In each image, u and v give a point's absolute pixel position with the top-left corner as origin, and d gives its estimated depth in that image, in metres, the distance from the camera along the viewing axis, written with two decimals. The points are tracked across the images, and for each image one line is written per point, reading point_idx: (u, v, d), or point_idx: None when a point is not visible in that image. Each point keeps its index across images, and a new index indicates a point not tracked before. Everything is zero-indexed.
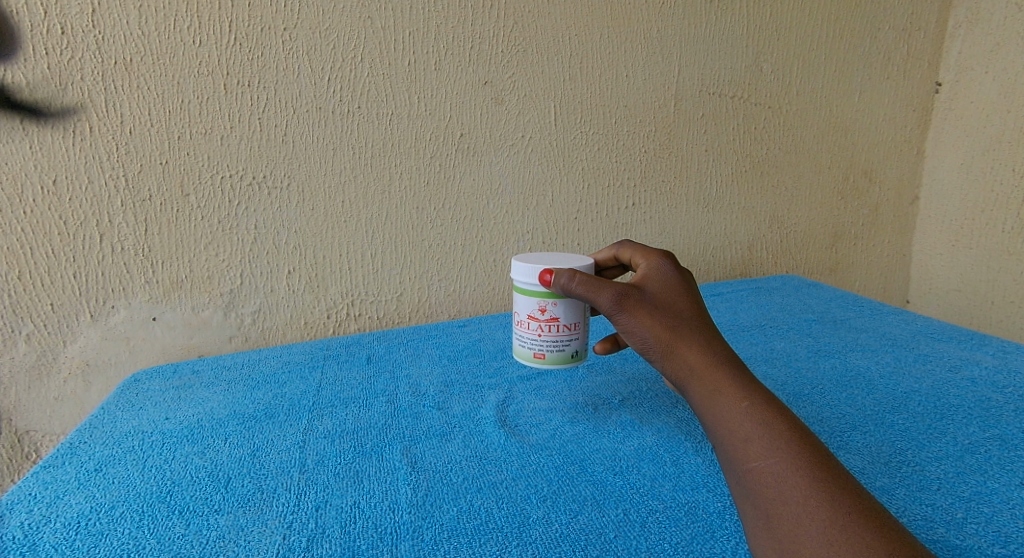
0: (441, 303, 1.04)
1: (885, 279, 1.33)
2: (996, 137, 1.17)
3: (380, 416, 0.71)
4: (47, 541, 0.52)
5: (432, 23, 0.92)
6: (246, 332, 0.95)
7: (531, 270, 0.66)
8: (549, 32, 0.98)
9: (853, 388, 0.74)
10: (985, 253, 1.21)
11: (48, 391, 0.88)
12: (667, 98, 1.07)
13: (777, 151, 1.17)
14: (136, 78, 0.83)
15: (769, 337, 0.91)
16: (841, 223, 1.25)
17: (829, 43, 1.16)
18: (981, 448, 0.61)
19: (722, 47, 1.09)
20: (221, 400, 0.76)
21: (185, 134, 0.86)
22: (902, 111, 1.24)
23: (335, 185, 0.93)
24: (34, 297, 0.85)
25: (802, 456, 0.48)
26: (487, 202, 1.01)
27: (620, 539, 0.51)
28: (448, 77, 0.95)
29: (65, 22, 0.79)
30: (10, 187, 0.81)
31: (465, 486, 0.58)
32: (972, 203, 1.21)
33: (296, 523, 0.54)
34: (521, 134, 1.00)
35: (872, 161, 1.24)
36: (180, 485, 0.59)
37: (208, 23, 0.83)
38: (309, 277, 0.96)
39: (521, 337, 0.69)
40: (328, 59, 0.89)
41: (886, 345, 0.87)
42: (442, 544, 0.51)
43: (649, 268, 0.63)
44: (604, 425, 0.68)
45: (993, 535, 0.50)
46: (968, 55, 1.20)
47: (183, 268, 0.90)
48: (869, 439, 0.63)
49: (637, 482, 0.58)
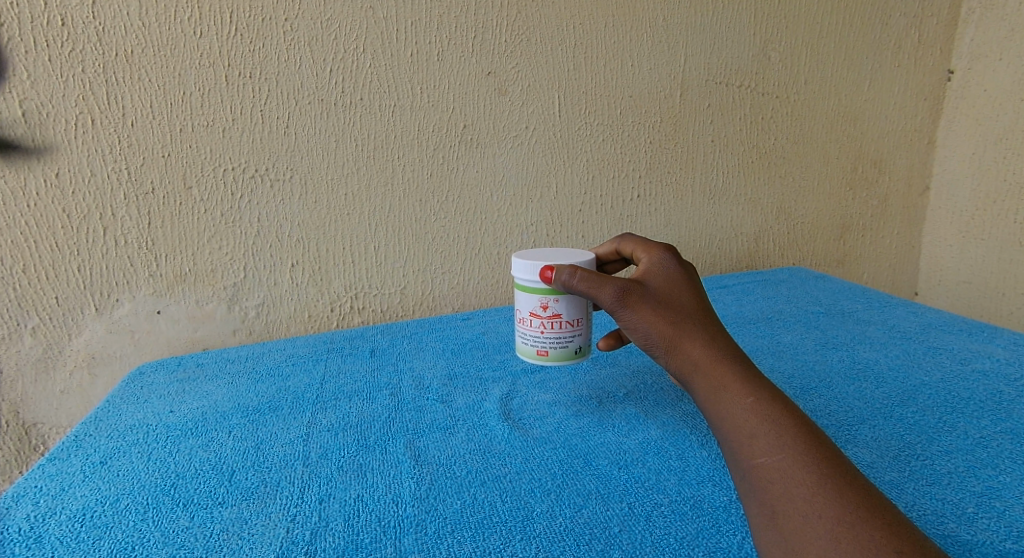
0: (446, 295, 1.04)
1: (895, 271, 1.31)
2: (1008, 126, 1.15)
3: (383, 409, 0.70)
4: (52, 533, 0.52)
5: (434, 13, 0.91)
6: (250, 326, 0.95)
7: (531, 266, 0.65)
8: (552, 21, 0.97)
9: (861, 381, 0.73)
10: (996, 244, 1.19)
11: (55, 384, 0.88)
12: (673, 88, 1.06)
13: (784, 140, 1.15)
14: (138, 71, 0.82)
15: (775, 330, 0.90)
16: (849, 214, 1.24)
17: (838, 30, 1.14)
18: (992, 441, 0.60)
19: (729, 35, 1.07)
20: (225, 393, 0.76)
21: (186, 126, 0.85)
22: (912, 99, 1.22)
23: (338, 177, 0.93)
24: (39, 290, 0.85)
25: (809, 451, 0.47)
26: (491, 194, 1.01)
27: (625, 534, 0.50)
28: (451, 67, 0.94)
29: (65, 14, 0.78)
30: (13, 180, 0.80)
31: (467, 480, 0.57)
32: (985, 192, 1.19)
33: (299, 516, 0.53)
34: (525, 125, 0.99)
35: (881, 151, 1.23)
36: (184, 478, 0.59)
37: (208, 14, 0.83)
38: (312, 270, 0.96)
39: (523, 334, 0.69)
40: (329, 50, 0.88)
41: (895, 337, 0.86)
42: (446, 537, 0.50)
43: (651, 263, 0.62)
44: (608, 419, 0.67)
45: (1006, 531, 0.49)
46: (980, 42, 1.17)
47: (188, 261, 0.90)
48: (878, 433, 0.62)
49: (642, 476, 0.57)
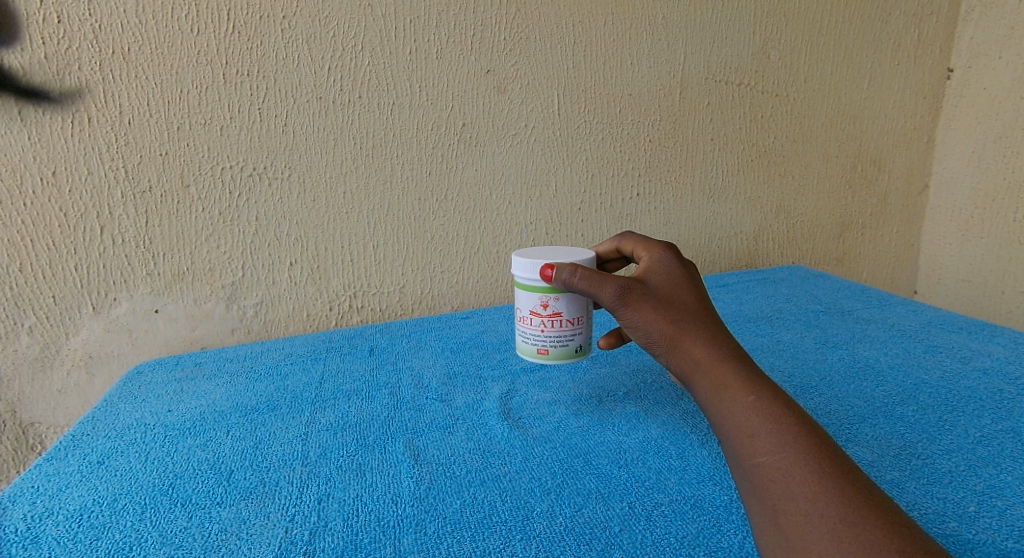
0: (445, 294, 1.03)
1: (894, 269, 1.31)
2: (1008, 125, 1.15)
3: (382, 409, 0.70)
4: (49, 533, 0.52)
5: (433, 11, 0.91)
6: (248, 325, 0.95)
7: (532, 265, 0.65)
8: (552, 19, 0.96)
9: (861, 380, 0.73)
10: (995, 242, 1.19)
11: (52, 383, 0.88)
12: (673, 86, 1.06)
13: (784, 138, 1.15)
14: (135, 68, 0.82)
15: (774, 329, 0.90)
16: (849, 213, 1.24)
17: (838, 28, 1.13)
18: (993, 440, 0.60)
19: (729, 33, 1.07)
20: (223, 392, 0.76)
21: (184, 124, 0.85)
22: (912, 97, 1.22)
23: (337, 175, 0.92)
24: (36, 289, 0.84)
25: (810, 451, 0.47)
26: (490, 192, 1.00)
27: (626, 534, 0.50)
28: (450, 65, 0.93)
29: (61, 11, 0.78)
30: (10, 178, 0.80)
31: (467, 480, 0.57)
32: (984, 191, 1.19)
33: (298, 516, 0.53)
34: (524, 123, 0.99)
35: (881, 149, 1.23)
36: (182, 478, 0.59)
37: (206, 11, 0.82)
38: (311, 269, 0.95)
39: (523, 333, 0.68)
40: (328, 48, 0.88)
41: (895, 336, 0.86)
42: (446, 537, 0.50)
43: (651, 261, 0.62)
44: (608, 418, 0.67)
45: (1008, 530, 0.49)
46: (980, 40, 1.17)
47: (186, 259, 0.89)
48: (878, 432, 0.62)
49: (642, 476, 0.57)
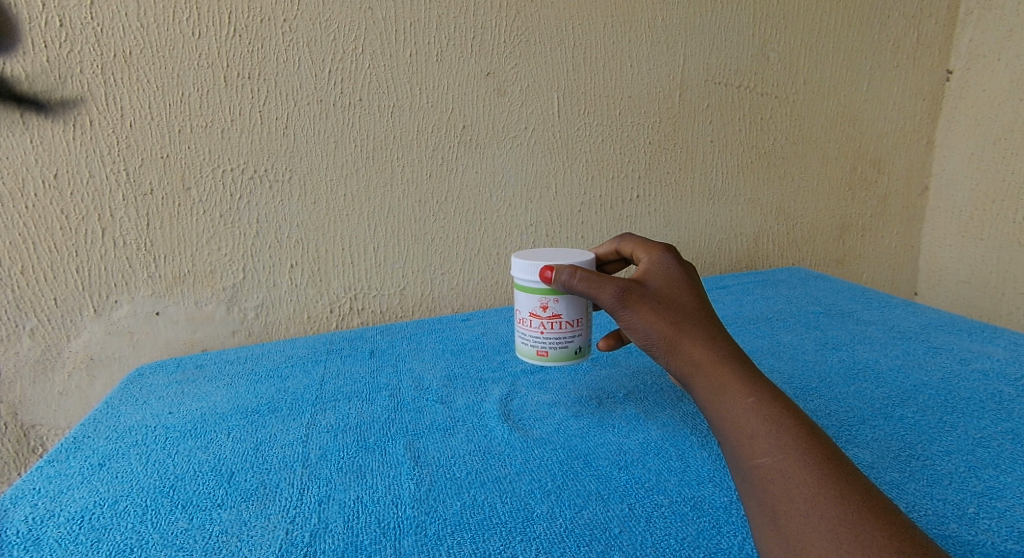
0: (445, 296, 1.04)
1: (894, 271, 1.31)
2: (1007, 127, 1.15)
3: (383, 410, 0.70)
4: (50, 535, 0.52)
5: (433, 14, 0.91)
6: (249, 327, 0.95)
7: (531, 267, 0.65)
8: (552, 21, 0.96)
9: (861, 381, 0.73)
10: (995, 244, 1.19)
11: (53, 385, 0.88)
12: (672, 88, 1.06)
13: (783, 140, 1.15)
14: (136, 71, 0.82)
15: (774, 330, 0.90)
16: (849, 214, 1.24)
17: (837, 30, 1.14)
18: (993, 441, 0.60)
19: (728, 36, 1.07)
20: (224, 394, 0.76)
21: (185, 127, 0.85)
22: (911, 99, 1.22)
23: (338, 177, 0.93)
24: (37, 292, 0.84)
25: (810, 452, 0.47)
26: (490, 195, 1.00)
27: (626, 535, 0.50)
28: (450, 67, 0.94)
29: (63, 14, 0.78)
30: (11, 181, 0.80)
31: (467, 481, 0.57)
32: (984, 192, 1.19)
33: (298, 518, 0.53)
34: (524, 125, 0.99)
35: (880, 151, 1.23)
36: (183, 479, 0.59)
37: (207, 14, 0.83)
38: (311, 271, 0.96)
39: (523, 334, 0.68)
40: (328, 51, 0.88)
41: (895, 337, 0.86)
42: (446, 539, 0.50)
43: (651, 263, 0.62)
44: (608, 419, 0.67)
45: (1007, 531, 0.49)
46: (979, 42, 1.17)
47: (187, 262, 0.90)
48: (878, 433, 0.62)
49: (642, 477, 0.57)
